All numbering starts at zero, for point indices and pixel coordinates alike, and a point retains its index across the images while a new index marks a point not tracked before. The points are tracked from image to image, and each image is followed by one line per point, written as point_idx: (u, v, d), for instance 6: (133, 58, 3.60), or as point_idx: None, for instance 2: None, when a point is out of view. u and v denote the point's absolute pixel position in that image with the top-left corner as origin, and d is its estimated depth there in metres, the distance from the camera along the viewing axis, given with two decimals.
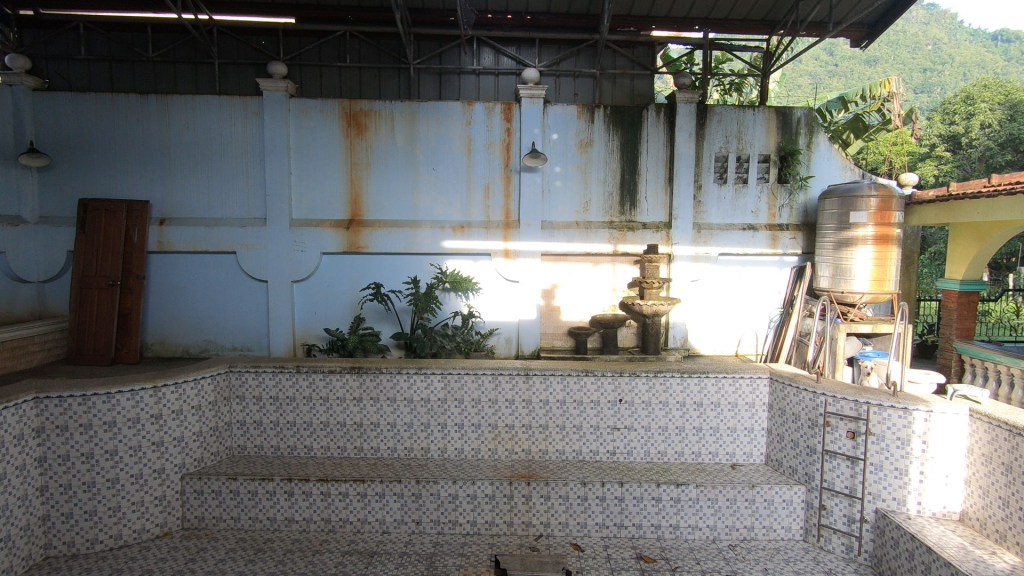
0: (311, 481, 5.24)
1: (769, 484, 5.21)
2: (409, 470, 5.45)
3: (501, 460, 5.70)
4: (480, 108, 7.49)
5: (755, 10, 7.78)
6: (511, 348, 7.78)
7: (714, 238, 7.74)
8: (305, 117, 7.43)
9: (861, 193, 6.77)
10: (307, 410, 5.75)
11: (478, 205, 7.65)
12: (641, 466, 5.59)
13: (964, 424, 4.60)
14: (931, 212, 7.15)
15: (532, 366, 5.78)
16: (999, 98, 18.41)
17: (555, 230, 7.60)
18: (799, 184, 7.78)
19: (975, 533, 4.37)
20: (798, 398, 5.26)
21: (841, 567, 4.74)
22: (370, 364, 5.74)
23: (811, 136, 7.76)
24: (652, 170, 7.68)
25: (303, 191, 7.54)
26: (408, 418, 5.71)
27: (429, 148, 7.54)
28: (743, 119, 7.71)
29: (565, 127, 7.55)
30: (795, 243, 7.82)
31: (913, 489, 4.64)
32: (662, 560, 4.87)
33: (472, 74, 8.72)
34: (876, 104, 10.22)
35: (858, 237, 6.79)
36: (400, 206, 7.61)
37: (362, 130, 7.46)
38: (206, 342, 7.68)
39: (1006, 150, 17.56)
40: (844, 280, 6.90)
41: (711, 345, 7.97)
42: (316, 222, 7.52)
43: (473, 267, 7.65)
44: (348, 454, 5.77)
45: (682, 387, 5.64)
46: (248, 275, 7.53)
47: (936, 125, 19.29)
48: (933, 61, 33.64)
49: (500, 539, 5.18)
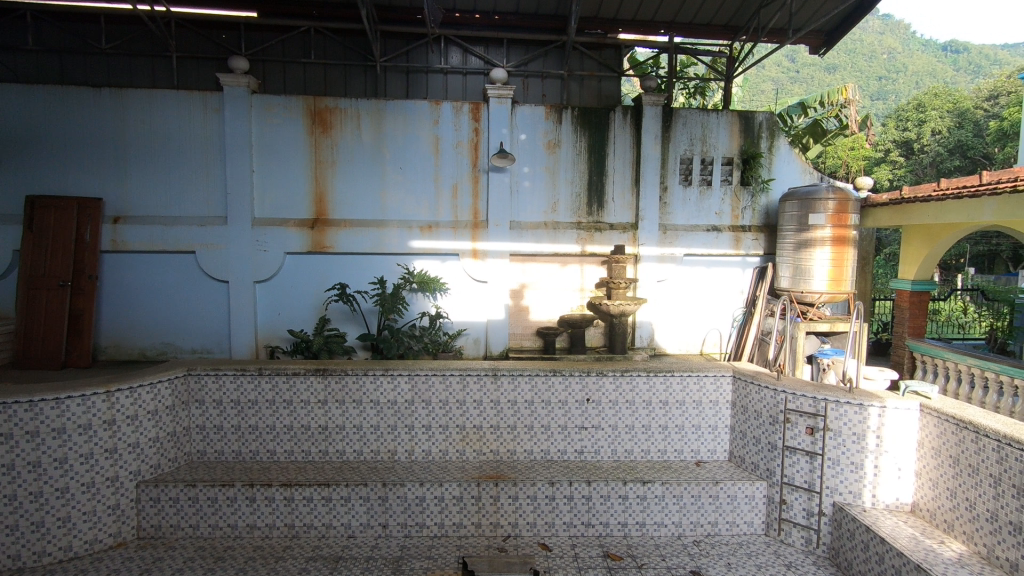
0: (273, 487, 5.12)
1: (732, 480, 5.32)
2: (375, 473, 5.38)
3: (469, 461, 5.67)
4: (448, 107, 7.43)
5: (719, 15, 7.91)
6: (479, 348, 7.75)
7: (680, 239, 7.85)
8: (268, 113, 7.25)
9: (820, 195, 6.96)
10: (270, 414, 5.65)
11: (446, 205, 7.59)
12: (609, 464, 5.65)
13: (915, 419, 4.79)
14: (885, 214, 7.44)
15: (500, 366, 5.78)
16: (948, 106, 19.29)
17: (523, 231, 7.59)
18: (760, 186, 7.98)
19: (926, 524, 4.54)
20: (759, 395, 5.39)
21: (800, 560, 4.86)
22: (336, 366, 5.66)
23: (772, 140, 7.97)
24: (619, 171, 7.76)
25: (266, 190, 7.37)
26: (374, 420, 5.65)
27: (397, 147, 7.44)
28: (707, 122, 7.84)
29: (533, 127, 7.57)
30: (757, 244, 8.00)
31: (868, 482, 4.80)
32: (628, 558, 4.92)
33: (440, 74, 8.67)
34: (835, 109, 10.37)
35: (817, 238, 6.99)
36: (367, 205, 7.50)
37: (327, 128, 7.32)
38: (163, 345, 7.43)
39: (954, 156, 18.36)
40: (803, 280, 7.10)
41: (677, 344, 8.08)
42: (280, 221, 7.35)
43: (442, 267, 7.60)
44: (312, 458, 5.67)
45: (648, 386, 5.72)
46: (208, 276, 7.32)
47: (891, 131, 20.06)
48: (889, 70, 34.99)
49: (468, 541, 5.16)
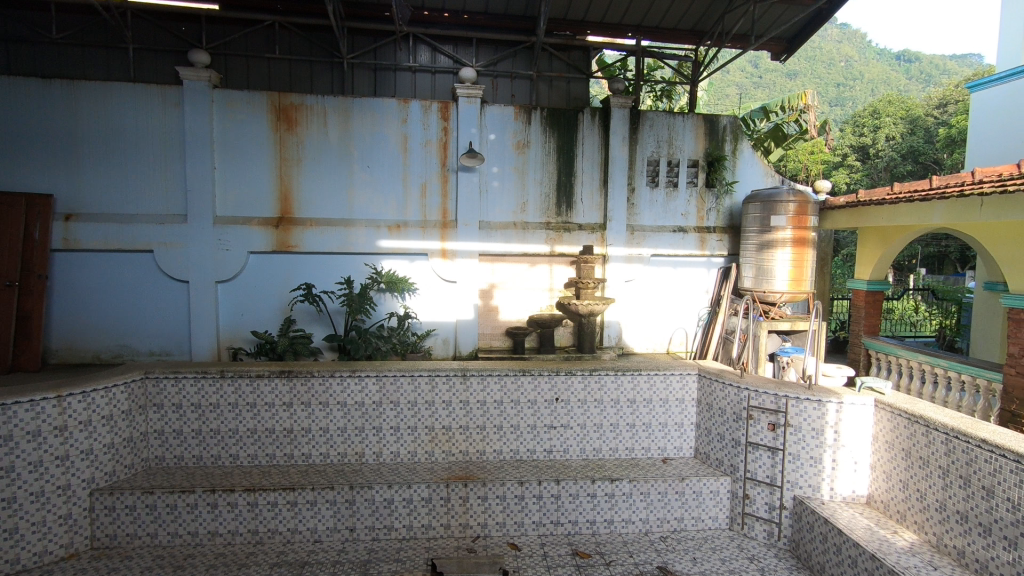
0: (236, 492, 4.99)
1: (697, 476, 5.43)
2: (342, 476, 5.30)
3: (438, 462, 5.63)
4: (416, 106, 7.37)
5: (685, 20, 8.06)
6: (448, 349, 7.71)
7: (647, 239, 7.98)
8: (230, 109, 7.06)
9: (781, 198, 7.16)
10: (233, 417, 5.51)
11: (414, 205, 7.53)
12: (577, 463, 5.70)
13: (870, 414, 4.96)
14: (843, 217, 7.70)
15: (469, 366, 5.77)
16: (901, 113, 20.08)
17: (493, 231, 7.59)
18: (724, 188, 8.16)
19: (880, 515, 4.72)
20: (724, 393, 5.52)
21: (763, 553, 5.00)
22: (301, 368, 5.55)
23: (736, 143, 8.16)
24: (587, 172, 7.83)
25: (228, 187, 7.18)
26: (341, 423, 5.57)
27: (364, 145, 7.34)
28: (674, 125, 7.98)
29: (502, 127, 7.57)
30: (721, 245, 8.19)
31: (826, 475, 4.96)
32: (597, 555, 4.97)
33: (408, 72, 8.59)
34: (794, 115, 10.84)
35: (778, 240, 7.19)
36: (334, 204, 7.37)
37: (292, 124, 7.17)
38: (119, 347, 7.16)
39: (907, 161, 19.13)
40: (766, 280, 7.29)
41: (643, 344, 8.18)
42: (243, 219, 7.17)
43: (410, 267, 7.54)
44: (277, 461, 5.55)
45: (616, 385, 5.79)
46: (167, 276, 7.09)
47: (848, 136, 20.77)
48: (846, 77, 36.22)
49: (437, 542, 5.12)
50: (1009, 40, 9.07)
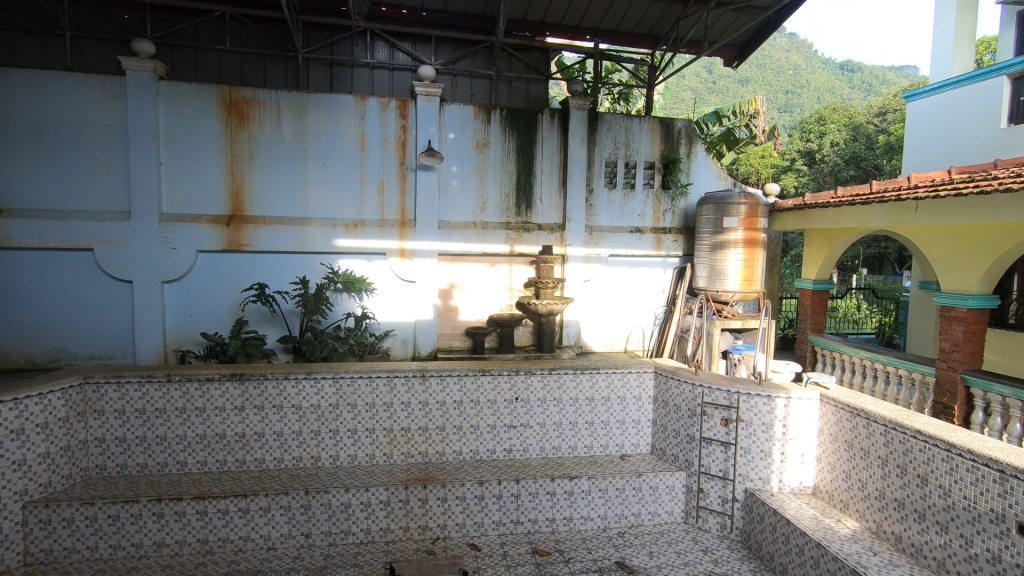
0: (184, 501, 4.80)
1: (653, 472, 5.55)
2: (298, 480, 5.17)
3: (397, 464, 5.56)
4: (374, 103, 7.25)
5: (642, 24, 8.21)
6: (407, 349, 7.63)
7: (605, 239, 8.10)
8: (178, 102, 6.79)
9: (733, 200, 7.38)
10: (180, 423, 5.30)
11: (372, 203, 7.40)
12: (537, 462, 5.73)
13: (816, 408, 5.17)
14: (790, 219, 8.00)
15: (428, 366, 5.72)
16: (844, 120, 20.99)
17: (452, 231, 7.55)
18: (679, 190, 8.35)
19: (825, 504, 4.93)
20: (679, 390, 5.66)
21: (716, 545, 5.15)
22: (254, 371, 5.39)
23: (690, 146, 8.37)
24: (546, 173, 7.89)
25: (175, 184, 6.90)
26: (296, 426, 5.43)
27: (320, 142, 7.18)
28: (631, 127, 8.12)
29: (461, 126, 7.53)
30: (676, 246, 8.38)
31: (775, 468, 5.15)
32: (556, 553, 5.01)
33: (365, 68, 8.45)
34: (745, 119, 11.11)
35: (730, 241, 7.43)
36: (288, 202, 7.17)
37: (244, 119, 6.95)
38: (56, 351, 6.79)
39: (850, 166, 20.01)
40: (718, 279, 7.51)
41: (602, 342, 8.29)
42: (191, 217, 6.91)
43: (368, 267, 7.43)
44: (228, 467, 5.38)
45: (575, 383, 5.85)
46: (109, 275, 6.76)
47: (795, 141, 21.59)
48: (794, 85, 37.63)
49: (395, 545, 5.06)
50: (941, 54, 9.62)
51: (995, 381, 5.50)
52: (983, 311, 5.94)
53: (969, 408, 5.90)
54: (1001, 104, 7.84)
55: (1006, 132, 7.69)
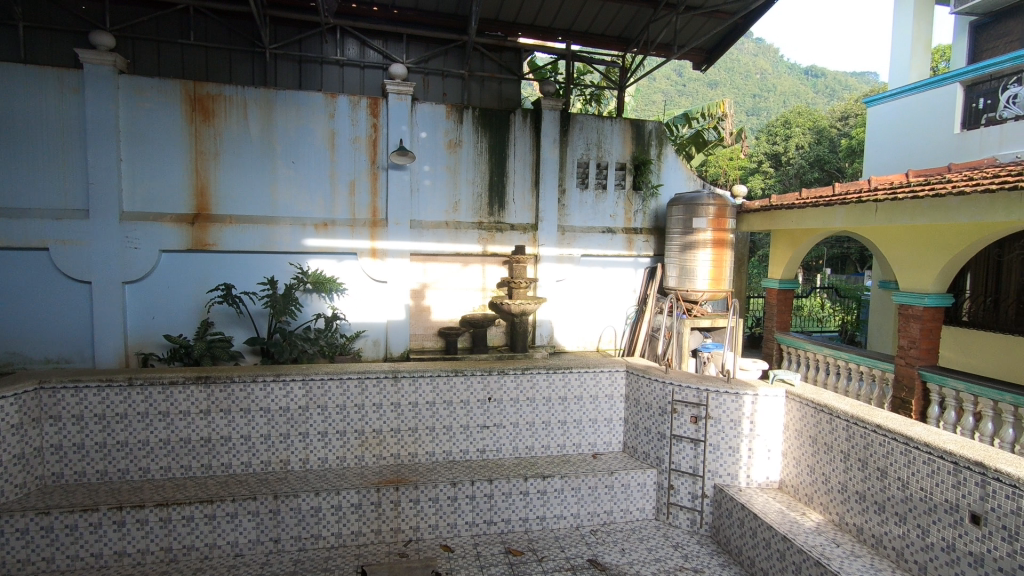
0: (146, 508, 4.66)
1: (625, 469, 5.61)
2: (266, 485, 5.07)
3: (368, 467, 5.50)
4: (344, 101, 7.16)
5: (613, 26, 8.28)
6: (378, 350, 7.54)
7: (577, 240, 8.15)
8: (139, 97, 6.58)
9: (702, 201, 7.51)
10: (142, 428, 5.14)
11: (342, 202, 7.29)
12: (510, 462, 5.73)
13: (782, 405, 5.30)
14: (757, 220, 8.19)
15: (400, 367, 5.66)
16: (809, 124, 21.54)
17: (424, 230, 7.50)
18: (650, 191, 8.45)
19: (790, 498, 5.05)
20: (650, 388, 5.73)
21: (686, 540, 5.24)
22: (220, 373, 5.26)
23: (661, 148, 8.48)
24: (519, 173, 7.89)
25: (137, 181, 6.69)
26: (264, 429, 5.32)
27: (288, 140, 7.05)
28: (602, 129, 8.19)
29: (433, 125, 7.49)
30: (647, 246, 8.49)
31: (743, 464, 5.25)
32: (529, 552, 5.02)
33: (335, 65, 8.33)
34: (713, 121, 11.35)
35: (699, 241, 7.56)
36: (256, 201, 7.02)
37: (209, 116, 6.78)
38: (8, 355, 6.51)
39: (814, 168, 20.54)
40: (688, 279, 7.63)
41: (574, 342, 8.34)
42: (153, 215, 6.71)
43: (338, 267, 7.33)
44: (193, 473, 5.23)
45: (548, 383, 5.87)
46: (66, 275, 6.51)
47: (762, 144, 22.07)
48: (760, 89, 38.48)
49: (367, 549, 5.00)
50: (899, 60, 9.94)
51: (950, 375, 5.69)
52: (938, 309, 6.16)
53: (926, 403, 6.11)
54: (954, 108, 8.09)
55: (960, 136, 7.97)
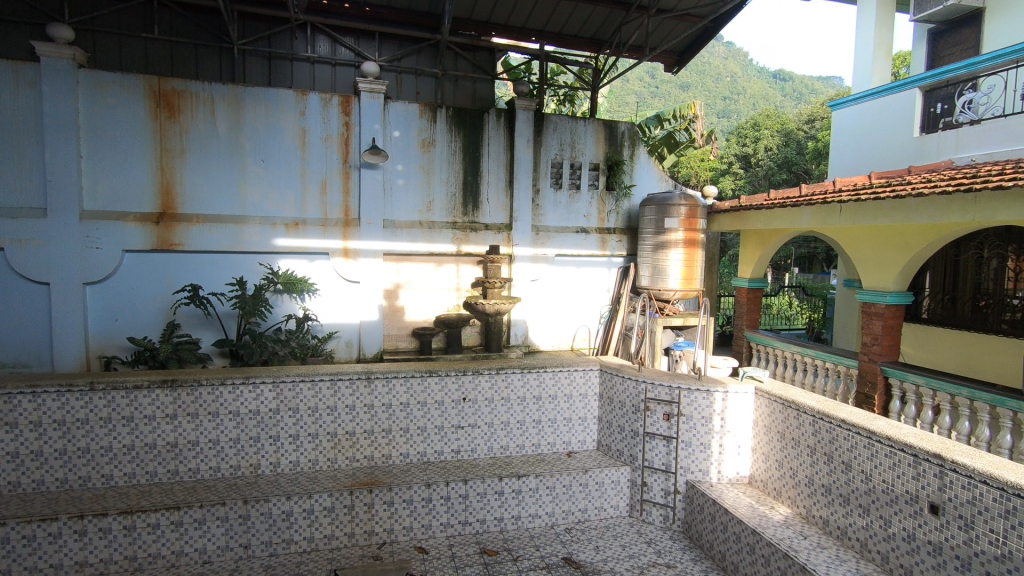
0: (109, 516, 4.51)
1: (599, 467, 5.65)
2: (236, 490, 4.96)
3: (341, 469, 5.43)
4: (316, 99, 7.05)
5: (586, 27, 8.32)
6: (351, 352, 7.45)
7: (551, 240, 8.18)
8: (100, 92, 6.37)
9: (674, 202, 7.62)
10: (105, 434, 4.99)
11: (314, 201, 7.17)
12: (485, 462, 5.73)
13: (751, 401, 5.40)
14: (727, 220, 8.34)
15: (373, 369, 5.60)
16: (777, 126, 22.03)
17: (397, 230, 7.43)
18: (623, 191, 8.53)
19: (760, 493, 5.16)
20: (623, 386, 5.78)
21: (659, 536, 5.31)
22: (186, 377, 5.13)
23: (633, 149, 8.58)
24: (493, 173, 7.88)
25: (98, 179, 6.47)
26: (233, 433, 5.21)
27: (258, 137, 6.90)
28: (576, 129, 8.24)
29: (407, 124, 7.42)
30: (620, 246, 8.57)
31: (714, 460, 5.34)
32: (504, 552, 5.03)
33: (306, 62, 8.20)
34: (685, 123, 11.54)
35: (671, 241, 7.66)
36: (223, 199, 6.86)
37: (174, 112, 6.60)
38: None
39: (782, 170, 21.00)
40: (660, 278, 7.74)
41: (549, 341, 8.37)
42: (115, 214, 6.50)
43: (310, 267, 7.22)
44: (160, 479, 5.10)
45: (523, 382, 5.88)
46: (22, 276, 6.27)
47: (732, 145, 22.50)
48: (730, 92, 39.19)
49: (340, 552, 4.93)
50: (862, 65, 10.24)
51: (910, 371, 5.89)
52: (899, 307, 6.36)
53: (888, 397, 6.30)
54: (914, 113, 8.37)
55: (920, 140, 8.25)
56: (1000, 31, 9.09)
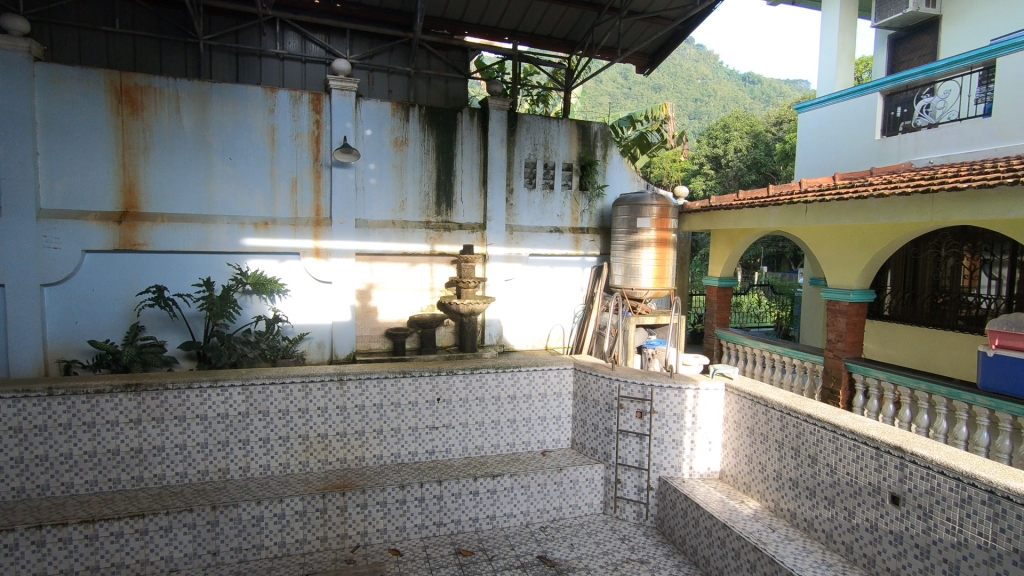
0: (69, 526, 4.36)
1: (574, 465, 5.69)
2: (204, 495, 4.84)
3: (313, 473, 5.34)
4: (285, 96, 6.92)
5: (559, 28, 8.35)
6: (323, 353, 7.34)
7: (525, 239, 8.19)
8: (57, 86, 6.15)
9: (646, 202, 7.70)
10: (65, 441, 4.81)
11: (284, 200, 7.04)
12: (460, 462, 5.71)
13: (721, 398, 5.50)
14: (697, 220, 8.48)
15: (345, 370, 5.53)
16: (746, 128, 22.47)
17: (370, 230, 7.35)
18: (596, 191, 8.60)
19: (730, 487, 5.26)
20: (597, 384, 5.83)
21: (632, 532, 5.37)
22: (151, 380, 4.99)
23: (606, 149, 8.65)
24: (467, 172, 7.86)
25: (56, 176, 6.24)
26: (201, 438, 5.09)
27: (225, 135, 6.75)
28: (549, 129, 8.27)
29: (379, 123, 7.35)
30: (593, 245, 8.63)
31: (686, 456, 5.43)
32: (479, 552, 5.02)
33: (275, 59, 8.07)
34: (657, 124, 11.68)
35: (643, 240, 7.75)
36: (189, 198, 6.68)
37: (137, 109, 6.40)
38: None
39: (751, 171, 21.42)
40: (633, 277, 7.82)
41: (523, 340, 8.39)
42: (75, 214, 6.29)
43: (280, 267, 7.10)
44: (123, 486, 4.94)
45: (497, 382, 5.88)
46: None
47: (704, 147, 22.86)
48: (701, 94, 39.81)
49: (313, 557, 4.85)
50: (827, 70, 10.52)
51: (873, 366, 6.07)
52: (862, 304, 6.54)
53: (852, 392, 6.48)
54: (875, 117, 8.63)
55: (881, 142, 8.51)
56: (957, 37, 9.43)
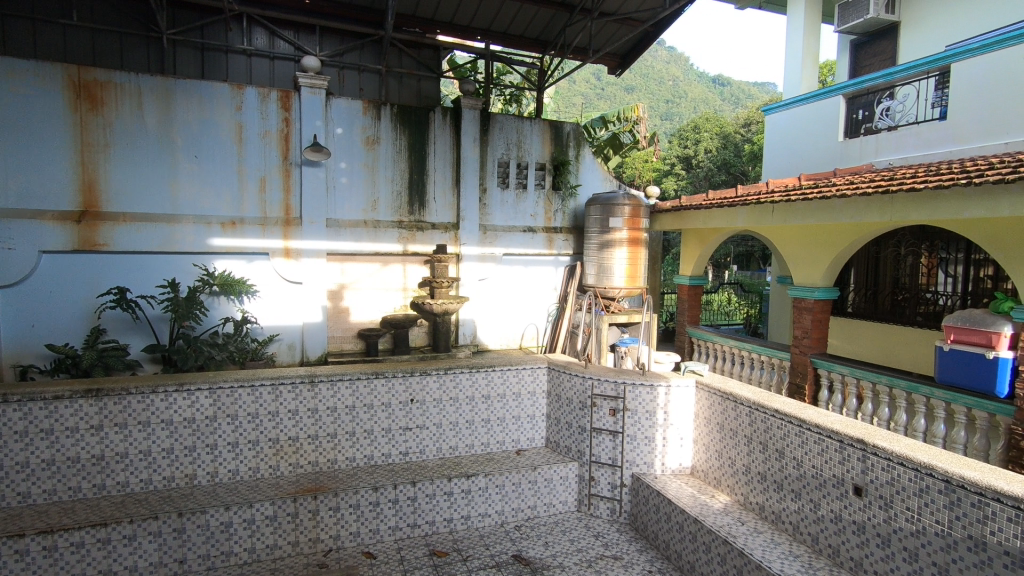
0: (26, 537, 4.19)
1: (548, 464, 5.71)
2: (170, 502, 4.72)
3: (284, 476, 5.25)
4: (253, 93, 6.77)
5: (531, 28, 8.36)
6: (294, 355, 7.22)
7: (498, 239, 8.19)
8: (10, 81, 5.90)
9: (618, 202, 7.77)
10: (22, 448, 4.63)
11: (252, 200, 6.90)
12: (434, 462, 5.68)
13: (692, 394, 5.58)
14: (668, 219, 8.59)
15: (316, 372, 5.45)
16: (716, 129, 22.86)
17: (341, 229, 7.25)
18: (569, 191, 8.64)
19: (701, 482, 5.34)
20: (571, 383, 5.87)
21: (606, 529, 5.42)
22: (113, 385, 4.83)
23: (578, 149, 8.70)
24: (439, 172, 7.81)
25: (9, 174, 6.00)
26: (167, 443, 4.95)
27: (190, 132, 6.57)
28: (522, 129, 8.27)
29: (350, 121, 7.25)
30: (566, 245, 8.68)
31: (658, 452, 5.49)
32: (454, 552, 5.00)
33: (242, 55, 7.90)
34: (629, 125, 11.70)
35: (615, 240, 7.83)
36: (152, 197, 6.49)
37: (97, 104, 6.19)
38: None
39: (721, 172, 21.79)
40: (605, 276, 7.89)
41: (497, 340, 8.38)
42: (30, 213, 6.06)
43: (248, 267, 6.95)
44: (84, 495, 4.78)
45: (471, 382, 5.87)
46: None
47: (675, 147, 23.18)
48: (672, 95, 40.33)
49: (284, 562, 4.77)
50: (792, 73, 10.77)
51: (837, 362, 6.24)
52: (827, 301, 6.72)
53: (817, 388, 6.65)
54: (838, 119, 8.87)
55: (844, 144, 8.75)
56: (916, 43, 9.74)
